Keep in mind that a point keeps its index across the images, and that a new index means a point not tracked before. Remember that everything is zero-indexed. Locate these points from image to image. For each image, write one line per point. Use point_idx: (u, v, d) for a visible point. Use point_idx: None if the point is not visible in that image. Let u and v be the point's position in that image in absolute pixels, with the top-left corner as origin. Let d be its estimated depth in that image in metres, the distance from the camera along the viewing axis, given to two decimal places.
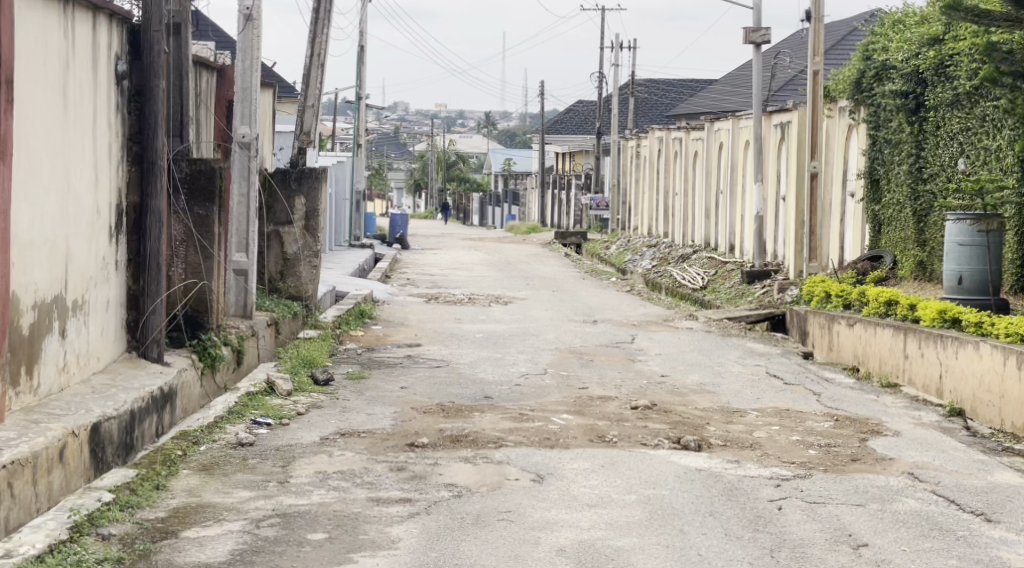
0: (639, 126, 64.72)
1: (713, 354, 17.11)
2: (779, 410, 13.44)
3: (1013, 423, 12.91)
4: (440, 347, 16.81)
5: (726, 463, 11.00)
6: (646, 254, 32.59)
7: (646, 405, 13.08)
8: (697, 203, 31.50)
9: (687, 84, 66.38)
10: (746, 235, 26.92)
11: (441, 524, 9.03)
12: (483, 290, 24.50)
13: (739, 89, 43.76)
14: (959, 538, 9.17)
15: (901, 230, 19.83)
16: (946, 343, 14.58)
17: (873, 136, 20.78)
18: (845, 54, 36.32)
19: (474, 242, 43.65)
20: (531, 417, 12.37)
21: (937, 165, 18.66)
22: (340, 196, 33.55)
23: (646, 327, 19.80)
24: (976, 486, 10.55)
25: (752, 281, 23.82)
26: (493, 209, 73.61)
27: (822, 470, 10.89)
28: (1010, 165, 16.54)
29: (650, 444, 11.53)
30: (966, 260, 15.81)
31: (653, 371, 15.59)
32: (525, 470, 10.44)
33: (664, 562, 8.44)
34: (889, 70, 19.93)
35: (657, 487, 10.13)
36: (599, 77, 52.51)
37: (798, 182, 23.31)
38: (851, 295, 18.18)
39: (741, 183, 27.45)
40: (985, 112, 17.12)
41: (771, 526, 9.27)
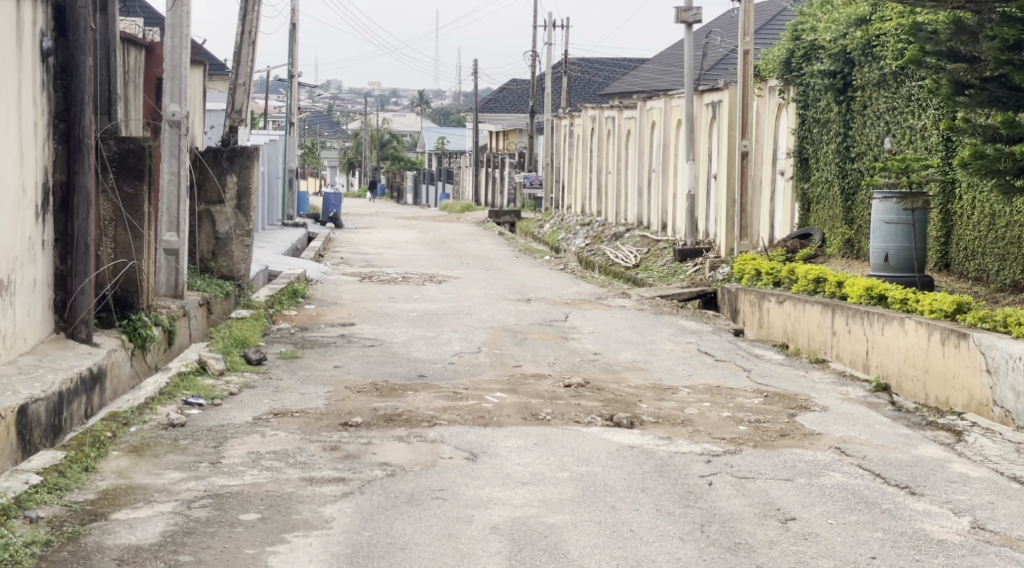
0: (572, 106, 64.84)
1: (645, 332, 17.24)
2: (710, 387, 13.62)
3: (937, 398, 13.21)
4: (374, 326, 16.83)
5: (658, 439, 11.13)
6: (579, 232, 32.73)
7: (579, 383, 13.19)
8: (629, 180, 31.66)
9: (620, 63, 66.62)
10: (679, 214, 27.15)
11: (375, 503, 9.08)
12: (417, 268, 24.54)
13: (672, 68, 43.99)
14: (884, 511, 9.35)
15: (830, 208, 20.07)
16: (872, 320, 14.82)
17: (802, 115, 21.01)
18: (775, 34, 36.60)
19: (408, 221, 43.75)
20: (465, 396, 12.44)
21: (864, 144, 18.91)
22: (272, 174, 33.40)
23: (579, 305, 19.93)
24: (901, 460, 10.76)
25: (684, 259, 24.05)
26: (427, 188, 73.50)
27: (752, 446, 11.05)
28: (935, 143, 16.79)
29: (583, 422, 11.63)
30: (892, 238, 16.07)
31: (586, 349, 15.70)
32: (459, 449, 10.50)
33: (596, 539, 8.55)
34: (819, 50, 20.15)
35: (589, 464, 10.23)
36: (532, 56, 52.52)
37: (730, 161, 23.51)
38: (781, 273, 18.41)
39: (673, 161, 27.61)
40: (911, 92, 17.33)
41: (701, 502, 9.41)
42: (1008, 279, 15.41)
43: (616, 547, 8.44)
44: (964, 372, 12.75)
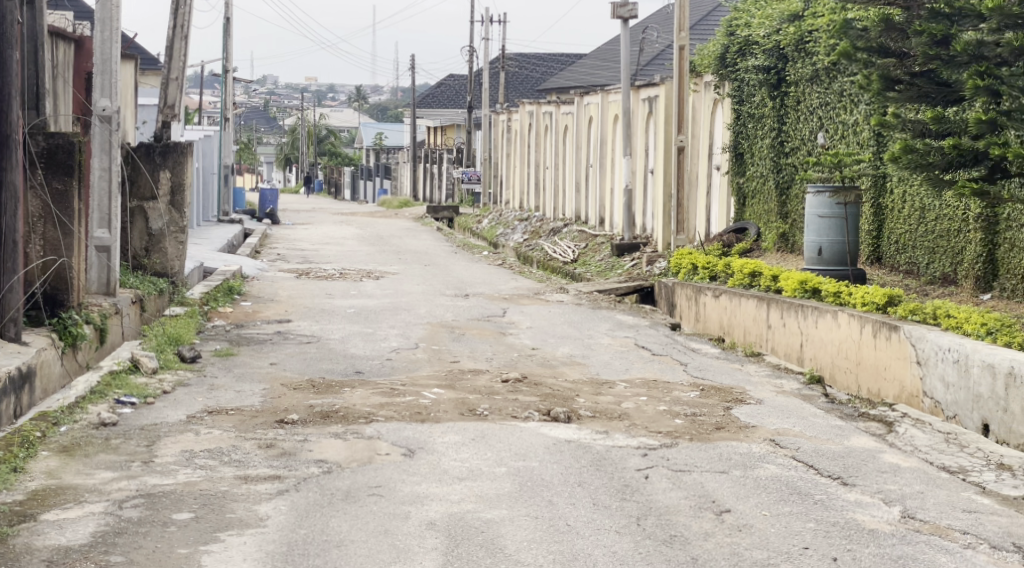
0: (510, 101, 64.88)
1: (583, 327, 17.31)
2: (646, 381, 13.71)
3: (870, 390, 13.39)
4: (311, 322, 16.78)
5: (595, 434, 11.19)
6: (517, 228, 32.78)
7: (516, 378, 13.22)
8: (567, 175, 31.75)
9: (557, 58, 66.75)
10: (616, 209, 27.27)
11: (311, 500, 9.07)
12: (355, 264, 24.48)
13: (608, 64, 44.14)
14: (817, 502, 9.45)
15: (765, 202, 20.24)
16: (805, 313, 14.98)
17: (736, 110, 21.17)
18: (710, 30, 36.80)
19: (345, 216, 43.60)
20: (402, 392, 12.44)
21: (798, 139, 19.09)
22: (206, 170, 33.19)
23: (517, 300, 19.96)
24: (834, 451, 10.88)
25: (622, 254, 24.16)
26: (365, 184, 73.26)
27: (688, 439, 11.13)
28: (867, 139, 16.98)
29: (521, 417, 11.66)
30: (826, 232, 16.23)
31: (523, 344, 15.73)
32: (396, 445, 10.50)
33: (532, 534, 8.58)
34: (753, 45, 20.29)
35: (527, 458, 10.27)
36: (469, 51, 52.49)
37: (666, 157, 23.65)
38: (717, 266, 18.54)
39: (611, 157, 27.72)
40: (843, 87, 17.50)
41: (638, 495, 9.47)
42: (938, 272, 15.66)
43: (553, 541, 8.48)
44: (895, 364, 12.92)
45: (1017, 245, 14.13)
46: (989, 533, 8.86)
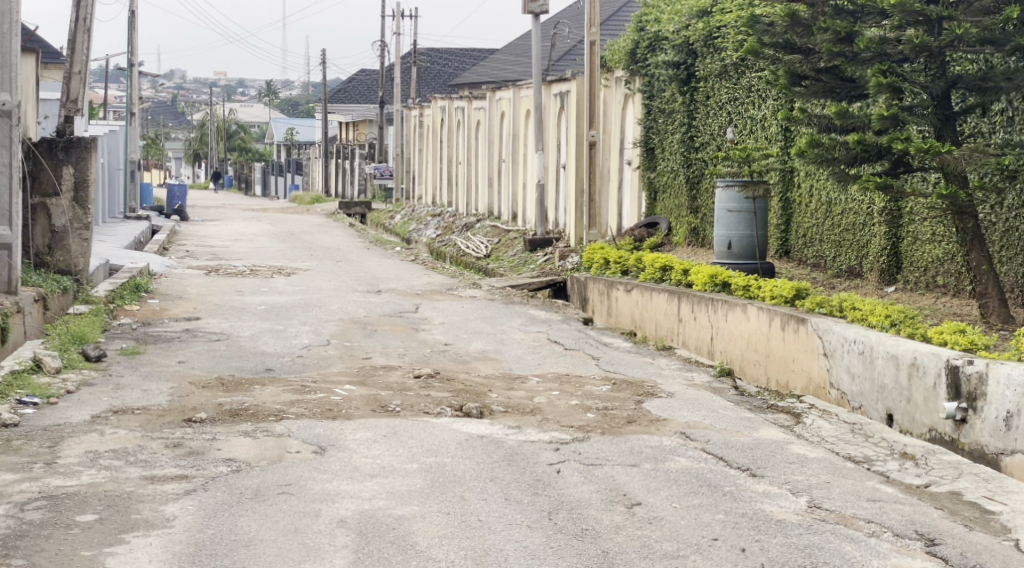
0: (422, 96, 64.71)
1: (495, 322, 17.31)
2: (559, 375, 13.74)
3: (778, 381, 13.55)
4: (220, 320, 16.63)
5: (507, 429, 11.19)
6: (430, 223, 32.72)
7: (429, 374, 13.20)
8: (479, 170, 31.76)
9: (469, 54, 66.74)
10: (528, 204, 27.33)
11: (219, 500, 8.99)
12: (264, 261, 24.31)
13: (520, 59, 44.23)
14: (726, 494, 9.53)
15: (675, 196, 20.39)
16: (715, 306, 15.11)
17: (647, 105, 21.32)
18: (621, 25, 36.97)
19: (257, 213, 43.27)
20: (313, 389, 12.36)
21: (707, 134, 19.23)
22: (112, 165, 32.75)
23: (429, 296, 19.92)
24: (743, 443, 10.97)
25: (534, 249, 24.18)
26: (277, 180, 72.69)
27: (599, 433, 11.16)
28: (774, 133, 17.16)
29: (433, 413, 11.64)
30: (735, 226, 16.37)
31: (436, 339, 15.71)
32: (307, 442, 10.44)
33: (443, 530, 8.57)
34: (663, 41, 20.43)
35: (439, 454, 10.25)
36: (381, 47, 52.31)
37: (578, 152, 23.73)
38: (629, 261, 18.64)
39: (523, 152, 27.76)
40: (751, 82, 17.67)
41: (550, 489, 9.50)
42: (844, 265, 15.88)
43: (465, 537, 8.47)
44: (802, 356, 13.08)
45: (920, 238, 14.37)
46: (893, 521, 8.99)
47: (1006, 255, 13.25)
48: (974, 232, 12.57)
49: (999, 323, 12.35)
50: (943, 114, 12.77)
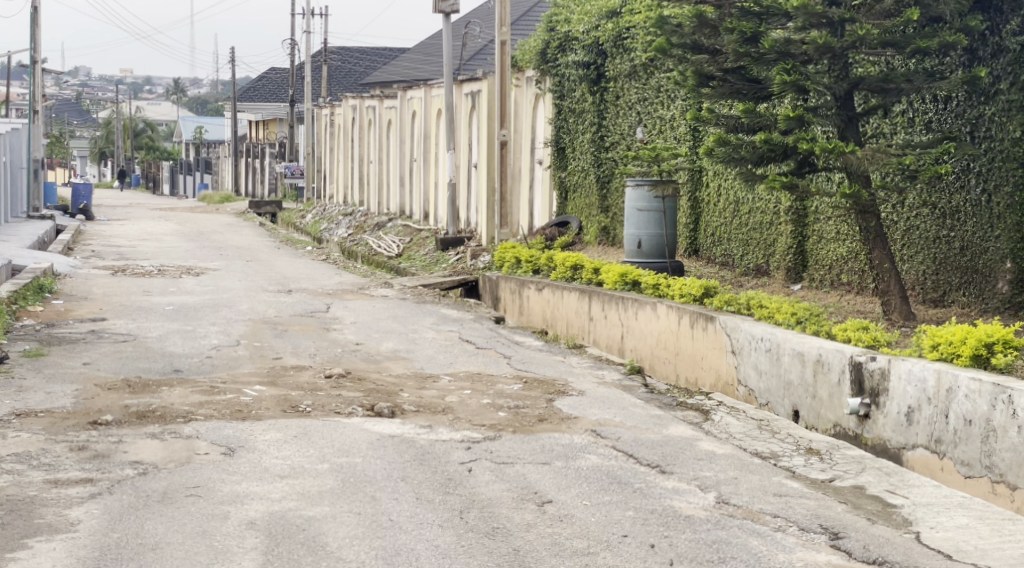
0: (333, 95, 64.45)
1: (407, 321, 17.29)
2: (470, 374, 13.76)
3: (688, 379, 13.68)
4: (127, 320, 16.45)
5: (419, 428, 11.19)
6: (341, 222, 32.64)
7: (340, 374, 13.14)
8: (391, 169, 31.70)
9: (379, 52, 66.61)
10: (440, 203, 27.33)
11: (125, 503, 8.89)
12: (172, 260, 24.07)
13: (431, 58, 44.22)
14: (636, 491, 9.60)
15: (586, 196, 20.50)
16: (625, 305, 15.22)
17: (558, 105, 21.43)
18: (531, 25, 37.06)
19: (164, 211, 42.81)
20: (222, 390, 12.26)
21: (617, 133, 19.35)
22: (15, 164, 32.27)
23: (340, 295, 19.84)
24: (653, 440, 11.06)
25: (446, 248, 24.16)
26: (185, 179, 71.98)
27: (511, 432, 11.20)
28: (683, 133, 17.31)
29: (343, 413, 11.60)
30: (644, 225, 16.48)
31: (347, 339, 15.65)
32: (215, 444, 10.36)
33: (354, 530, 8.55)
34: (573, 41, 20.55)
35: (350, 454, 10.22)
36: (291, 44, 52.04)
37: (490, 151, 23.77)
38: (540, 260, 18.71)
39: (434, 151, 27.76)
40: (660, 83, 17.81)
41: (461, 488, 9.51)
42: (751, 264, 16.07)
43: (376, 537, 8.46)
44: (711, 353, 13.22)
45: (825, 236, 14.60)
46: (798, 516, 9.12)
47: (907, 254, 13.50)
48: (877, 231, 12.76)
49: (901, 319, 12.56)
50: (847, 115, 12.94)
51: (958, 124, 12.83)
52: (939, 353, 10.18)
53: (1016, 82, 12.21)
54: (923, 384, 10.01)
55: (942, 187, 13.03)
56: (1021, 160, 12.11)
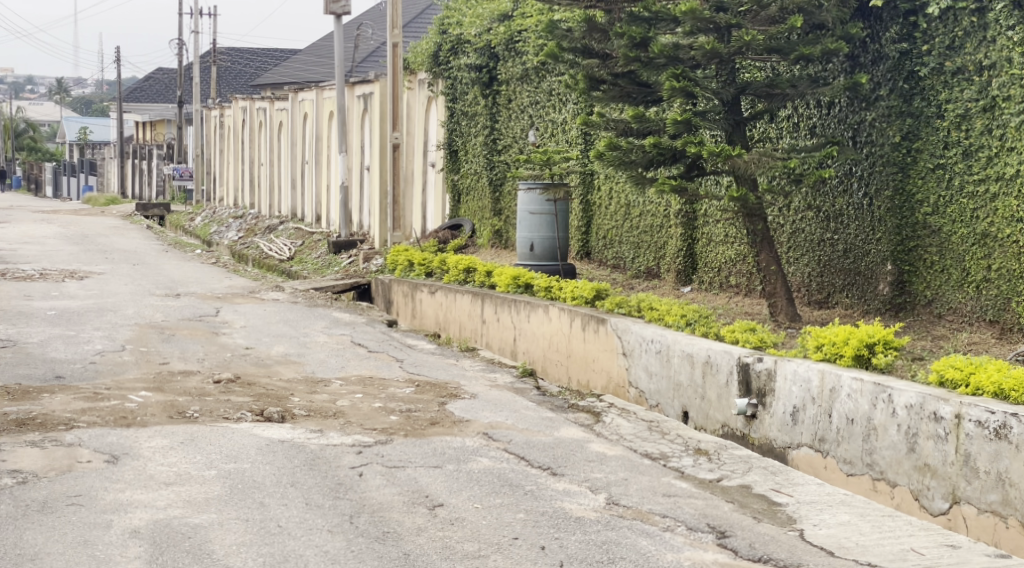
0: (223, 96, 63.84)
1: (298, 325, 17.15)
2: (362, 378, 13.68)
3: (580, 381, 13.75)
4: (8, 326, 16.10)
5: (309, 433, 11.10)
6: (231, 225, 32.30)
7: (228, 379, 12.99)
8: (282, 171, 31.46)
9: (270, 53, 66.09)
10: (332, 206, 27.18)
11: (4, 513, 8.71)
12: (56, 264, 23.62)
13: (323, 60, 43.98)
14: (527, 493, 9.61)
15: (479, 198, 20.52)
16: (518, 307, 15.24)
17: (450, 108, 21.43)
18: (423, 28, 37.05)
19: (47, 214, 42.01)
20: (106, 396, 12.06)
21: (509, 137, 19.39)
22: None
23: (230, 299, 19.62)
24: (544, 443, 11.08)
25: (339, 251, 24.02)
26: (70, 181, 70.79)
27: (402, 435, 11.16)
28: (575, 137, 17.37)
29: (232, 418, 11.46)
30: (538, 228, 16.52)
31: (236, 343, 15.47)
32: (98, 452, 10.18)
33: (241, 537, 8.45)
34: (465, 44, 20.58)
35: (238, 460, 10.11)
36: (179, 45, 51.47)
37: (382, 154, 23.67)
38: (433, 262, 18.66)
39: (326, 153, 27.60)
40: (551, 86, 17.88)
41: (351, 493, 9.45)
42: (642, 266, 16.19)
43: (263, 543, 8.37)
44: (602, 355, 13.29)
45: (713, 239, 14.76)
46: (686, 516, 9.20)
47: (793, 256, 13.68)
48: (764, 234, 12.90)
49: (786, 320, 12.74)
50: (734, 119, 13.09)
51: (840, 129, 13.03)
52: (824, 353, 10.33)
53: (895, 89, 12.43)
54: (808, 384, 10.16)
55: (826, 190, 13.23)
56: (901, 164, 12.35)
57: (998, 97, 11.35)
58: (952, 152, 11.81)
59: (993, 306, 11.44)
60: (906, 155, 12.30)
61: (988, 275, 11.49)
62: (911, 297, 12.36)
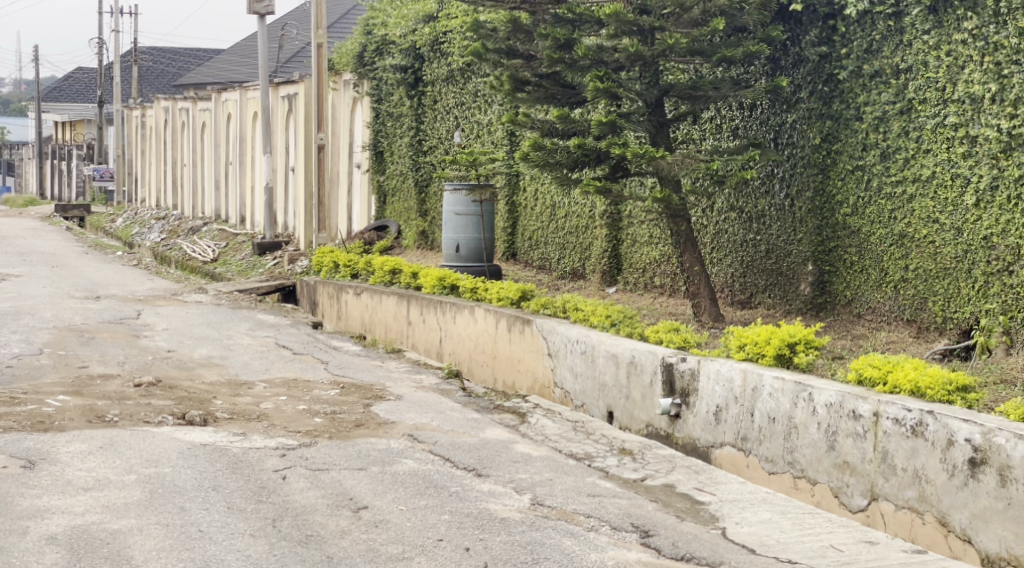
0: (145, 96, 63.22)
1: (221, 327, 17.02)
2: (286, 380, 13.59)
3: (505, 382, 13.76)
4: None
5: (231, 436, 11.01)
6: (154, 227, 31.99)
7: (149, 382, 12.85)
8: (205, 172, 31.21)
9: (193, 53, 65.55)
10: (257, 207, 27.00)
11: None
12: None
13: (246, 60, 43.70)
14: (452, 494, 9.60)
15: (405, 200, 20.47)
16: (444, 308, 15.22)
17: (376, 108, 21.37)
18: (348, 28, 36.92)
19: None
20: (23, 401, 11.89)
21: (435, 138, 19.36)
22: None
23: (152, 301, 19.41)
24: (469, 444, 11.08)
25: (263, 253, 23.85)
26: None
27: (326, 438, 11.10)
28: (500, 138, 17.37)
29: (153, 422, 11.34)
30: (463, 229, 16.51)
31: (157, 346, 15.31)
32: (14, 458, 10.03)
33: (162, 542, 8.37)
34: (390, 45, 20.53)
35: (159, 465, 10.00)
36: (99, 44, 50.92)
37: (307, 155, 23.54)
38: (358, 264, 18.58)
39: (250, 154, 27.42)
40: (477, 87, 17.87)
41: (274, 496, 9.39)
42: (568, 267, 16.24)
43: (183, 548, 8.30)
44: (527, 356, 13.31)
45: (638, 240, 14.82)
46: (610, 515, 9.22)
47: (717, 257, 13.77)
48: (687, 235, 12.98)
49: (710, 321, 12.81)
50: (658, 120, 13.15)
51: (762, 131, 13.16)
52: (746, 353, 10.41)
53: (816, 91, 12.56)
54: (731, 384, 10.23)
55: (749, 192, 13.34)
56: (821, 166, 12.49)
57: (914, 100, 11.49)
58: (871, 153, 11.94)
59: (911, 306, 11.60)
60: (826, 156, 12.44)
61: (906, 275, 11.64)
62: (831, 297, 12.51)
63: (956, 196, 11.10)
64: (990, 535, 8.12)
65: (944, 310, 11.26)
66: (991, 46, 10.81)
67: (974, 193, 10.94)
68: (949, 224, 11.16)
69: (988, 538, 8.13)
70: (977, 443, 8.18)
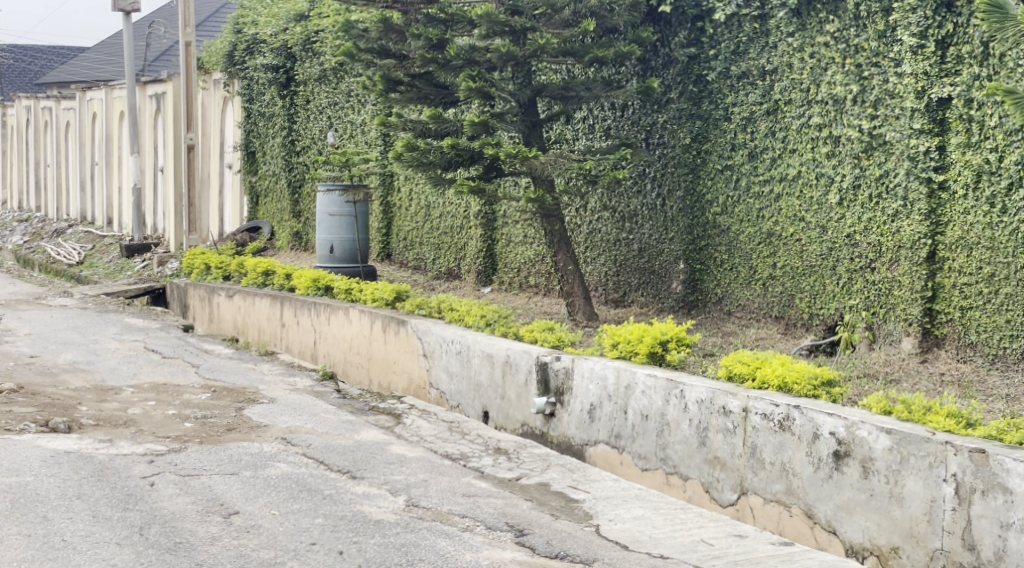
0: (7, 96, 61.71)
1: (88, 332, 16.68)
2: (155, 385, 13.36)
3: (380, 383, 13.70)
4: None
5: (97, 443, 10.78)
6: (16, 229, 31.25)
7: (11, 389, 12.54)
8: (70, 173, 30.58)
9: (58, 51, 64.17)
10: (125, 208, 26.53)
11: None
12: None
13: (112, 59, 42.88)
14: (325, 497, 9.52)
15: (278, 200, 20.27)
16: (318, 310, 15.10)
17: (247, 108, 21.12)
18: (217, 27, 36.44)
19: None
20: None
21: (307, 137, 19.19)
22: None
23: (15, 306, 18.95)
24: (343, 446, 11.00)
25: (131, 255, 23.45)
26: None
27: (197, 443, 10.94)
28: (373, 138, 17.28)
29: (15, 430, 11.06)
30: (337, 229, 16.34)
31: (21, 352, 14.95)
32: None
33: (24, 553, 8.17)
34: (261, 44, 20.31)
35: (21, 474, 9.76)
36: None
37: (177, 155, 23.18)
38: (230, 266, 18.34)
39: (117, 154, 26.94)
40: (349, 87, 17.77)
41: (142, 504, 9.22)
42: (443, 267, 16.22)
43: (46, 559, 8.11)
44: (402, 356, 13.27)
45: (513, 240, 14.84)
46: (484, 515, 9.22)
47: (590, 256, 13.83)
48: (561, 234, 13.03)
49: (584, 319, 12.85)
50: (531, 121, 13.20)
51: (633, 131, 13.26)
52: (619, 351, 10.48)
53: (685, 91, 12.69)
54: (604, 382, 10.29)
55: (620, 192, 13.42)
56: (691, 166, 12.63)
57: (780, 101, 11.67)
58: (738, 154, 12.10)
59: (779, 303, 11.79)
60: (696, 156, 12.58)
61: (774, 273, 11.83)
62: (702, 295, 12.66)
63: (821, 195, 11.31)
64: (854, 526, 8.28)
65: (810, 307, 11.46)
66: (852, 48, 11.03)
67: (838, 192, 11.16)
68: (814, 222, 11.37)
69: (852, 529, 8.28)
70: (841, 436, 8.33)
